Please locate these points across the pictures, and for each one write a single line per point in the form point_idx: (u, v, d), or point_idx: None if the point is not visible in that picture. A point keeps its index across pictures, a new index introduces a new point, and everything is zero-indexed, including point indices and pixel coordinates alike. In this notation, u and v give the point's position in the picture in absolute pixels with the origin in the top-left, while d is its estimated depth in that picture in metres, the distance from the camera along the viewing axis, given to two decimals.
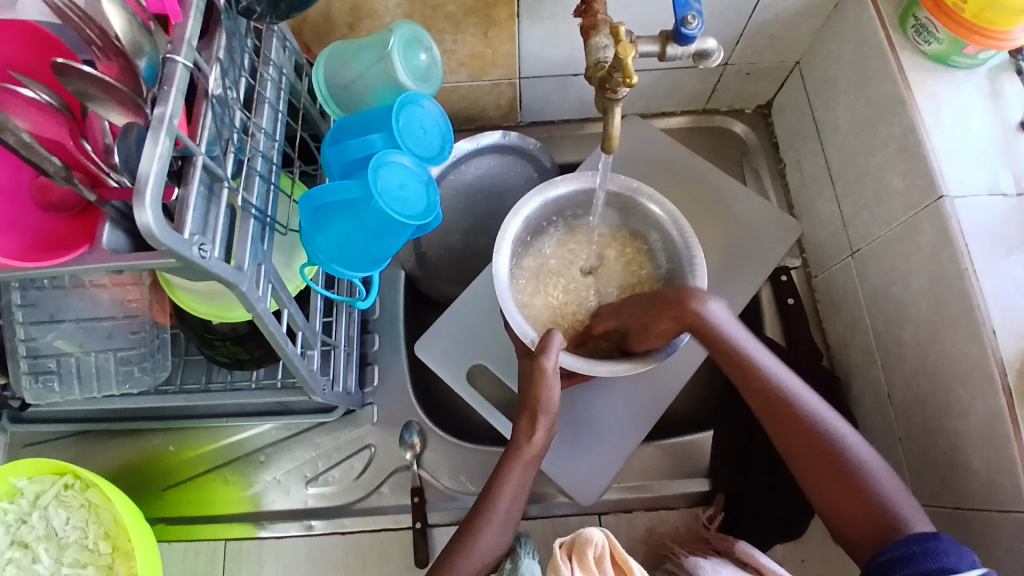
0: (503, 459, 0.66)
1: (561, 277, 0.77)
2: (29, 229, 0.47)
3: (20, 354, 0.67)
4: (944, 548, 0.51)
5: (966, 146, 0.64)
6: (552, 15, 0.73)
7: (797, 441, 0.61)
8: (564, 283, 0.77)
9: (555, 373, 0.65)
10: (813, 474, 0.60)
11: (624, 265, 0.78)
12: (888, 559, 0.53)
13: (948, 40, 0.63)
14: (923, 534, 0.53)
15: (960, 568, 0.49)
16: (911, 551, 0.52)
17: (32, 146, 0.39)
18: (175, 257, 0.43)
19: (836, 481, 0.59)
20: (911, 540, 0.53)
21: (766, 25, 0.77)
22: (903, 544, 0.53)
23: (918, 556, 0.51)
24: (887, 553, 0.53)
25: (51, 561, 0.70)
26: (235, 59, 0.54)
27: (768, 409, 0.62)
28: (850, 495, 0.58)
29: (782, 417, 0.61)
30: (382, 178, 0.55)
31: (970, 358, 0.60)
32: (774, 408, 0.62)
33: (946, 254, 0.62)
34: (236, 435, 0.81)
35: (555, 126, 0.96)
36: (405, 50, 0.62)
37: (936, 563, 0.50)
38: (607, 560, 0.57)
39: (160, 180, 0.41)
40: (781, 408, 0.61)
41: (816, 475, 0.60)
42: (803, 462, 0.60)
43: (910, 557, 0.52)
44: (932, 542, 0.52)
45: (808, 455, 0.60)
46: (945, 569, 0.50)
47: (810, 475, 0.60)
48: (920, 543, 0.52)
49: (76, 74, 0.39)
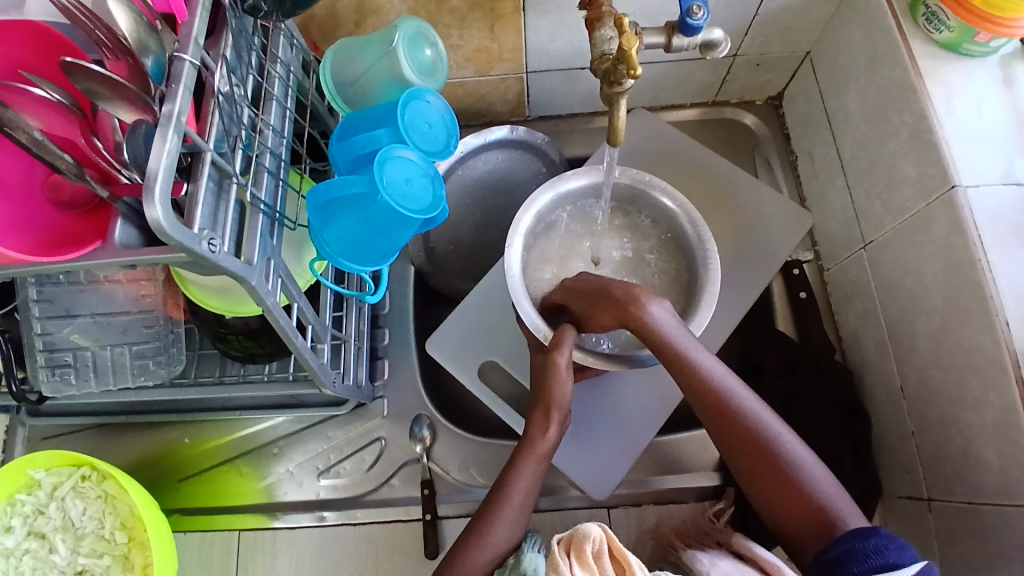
0: (515, 455, 0.68)
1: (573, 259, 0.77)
2: (42, 225, 0.48)
3: (37, 348, 0.68)
4: (886, 544, 0.50)
5: (979, 135, 0.63)
6: (557, 7, 0.72)
7: (752, 456, 0.59)
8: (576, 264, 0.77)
9: (567, 366, 0.66)
10: (760, 482, 0.59)
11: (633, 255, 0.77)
12: (831, 557, 0.52)
13: (959, 27, 0.62)
14: (862, 531, 0.52)
15: (904, 563, 0.49)
16: (855, 548, 0.51)
17: (44, 144, 0.40)
18: (184, 252, 0.44)
19: (784, 489, 0.58)
20: (852, 537, 0.52)
21: (775, 14, 0.76)
22: (845, 541, 0.52)
23: (861, 553, 0.50)
24: (833, 550, 0.52)
25: (68, 551, 0.72)
26: (241, 57, 0.54)
27: (715, 417, 0.61)
28: (798, 504, 0.57)
29: (738, 433, 0.60)
30: (387, 172, 0.55)
31: (983, 351, 0.59)
32: (721, 417, 0.61)
33: (959, 245, 0.61)
34: (250, 428, 0.83)
35: (563, 120, 0.95)
36: (411, 46, 0.62)
37: (880, 559, 0.49)
38: (605, 557, 0.58)
39: (169, 176, 0.42)
40: (728, 420, 0.60)
41: (763, 485, 0.59)
42: (758, 482, 0.59)
43: (852, 553, 0.51)
44: (872, 538, 0.51)
45: (757, 467, 0.59)
46: (890, 565, 0.49)
47: (758, 485, 0.59)
48: (861, 540, 0.51)
49: (85, 73, 0.40)
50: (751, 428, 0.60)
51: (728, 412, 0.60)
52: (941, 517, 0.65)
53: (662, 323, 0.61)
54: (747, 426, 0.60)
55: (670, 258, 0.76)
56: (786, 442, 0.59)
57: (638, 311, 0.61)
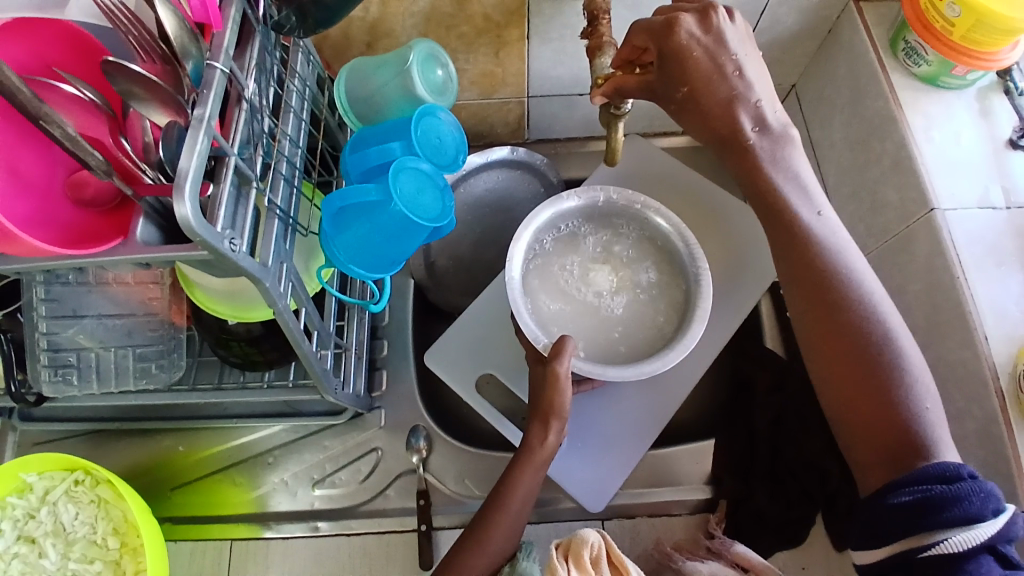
0: (512, 465, 0.67)
1: (573, 281, 0.76)
2: (64, 221, 0.50)
3: (40, 348, 0.67)
4: (970, 492, 0.51)
5: (955, 162, 0.67)
6: (561, 36, 0.77)
7: (837, 356, 0.59)
8: (576, 285, 0.76)
9: (566, 375, 0.66)
10: (844, 396, 0.58)
11: (634, 275, 0.77)
12: (904, 500, 0.52)
13: (937, 61, 0.67)
14: (946, 468, 0.52)
15: (986, 514, 0.50)
16: (941, 495, 0.51)
17: (77, 142, 0.42)
18: (207, 249, 0.46)
19: (855, 387, 0.57)
20: (930, 479, 0.52)
21: (763, 49, 0.82)
22: (922, 480, 0.52)
23: (945, 499, 0.50)
24: (911, 492, 0.52)
25: (57, 557, 0.71)
26: (265, 70, 0.57)
27: (808, 310, 0.60)
28: (864, 404, 0.57)
29: (825, 314, 0.59)
30: (400, 182, 0.57)
31: (964, 364, 0.62)
32: (823, 309, 0.59)
33: (939, 264, 0.64)
34: (245, 437, 0.83)
35: (562, 142, 0.99)
36: (424, 66, 0.65)
37: (961, 509, 0.50)
38: (602, 562, 0.61)
39: (198, 176, 0.44)
40: (833, 319, 0.59)
41: (843, 393, 0.58)
42: (842, 393, 0.58)
43: (939, 498, 0.51)
44: (962, 484, 0.51)
45: (842, 372, 0.58)
46: (974, 516, 0.49)
47: (839, 395, 0.59)
48: (946, 484, 0.51)
49: (123, 73, 0.42)
50: (855, 331, 0.58)
51: (837, 307, 0.59)
52: None
53: (773, 160, 0.60)
54: (847, 327, 0.58)
55: (672, 280, 0.77)
56: (879, 330, 0.58)
57: (745, 143, 0.60)
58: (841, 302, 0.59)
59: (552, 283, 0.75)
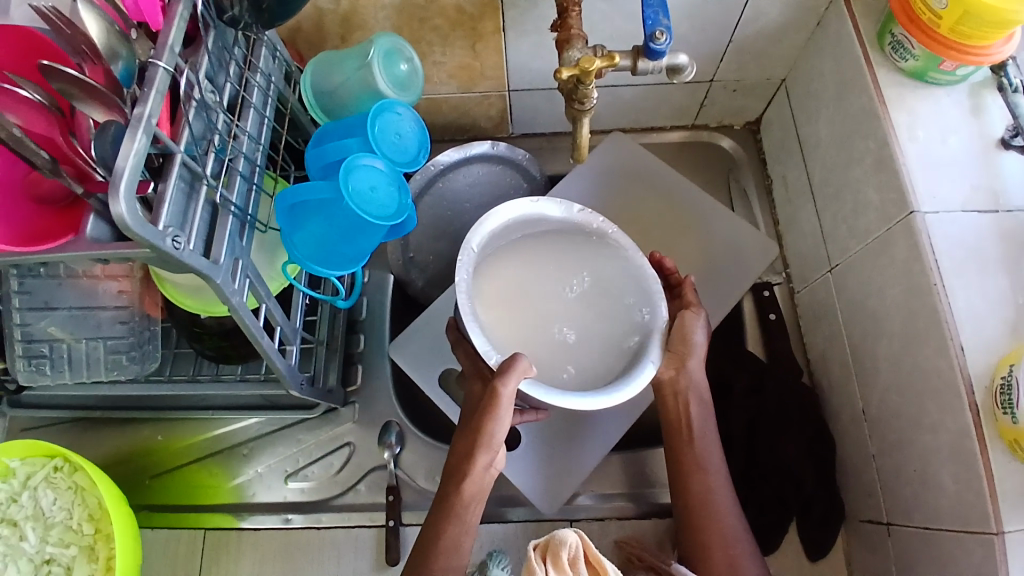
0: (434, 512, 0.65)
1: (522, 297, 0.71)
2: (22, 219, 0.51)
3: (16, 338, 0.70)
4: None
5: (941, 163, 0.64)
6: (537, 28, 0.75)
7: (681, 444, 0.71)
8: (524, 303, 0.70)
9: (508, 399, 0.60)
10: (682, 476, 0.70)
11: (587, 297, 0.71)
12: None
13: (924, 55, 0.64)
14: None
15: None
16: None
17: (22, 140, 0.42)
18: (149, 248, 0.46)
19: (709, 534, 0.66)
20: None
21: (749, 41, 0.79)
22: None
23: None
24: None
25: (36, 540, 0.73)
26: (219, 67, 0.57)
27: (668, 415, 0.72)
28: (716, 548, 0.65)
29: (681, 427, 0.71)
30: (353, 180, 0.57)
31: (940, 375, 0.59)
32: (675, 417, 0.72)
33: (917, 269, 0.62)
34: (221, 428, 0.84)
35: (546, 137, 0.98)
36: (386, 60, 0.65)
37: None
38: (581, 562, 0.58)
39: (136, 174, 0.44)
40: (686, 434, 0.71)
41: (687, 476, 0.70)
42: (677, 469, 0.71)
43: None
44: None
45: (693, 488, 0.69)
46: None
47: (683, 474, 0.70)
48: None
49: (59, 76, 0.43)
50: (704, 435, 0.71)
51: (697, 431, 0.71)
52: (901, 542, 0.66)
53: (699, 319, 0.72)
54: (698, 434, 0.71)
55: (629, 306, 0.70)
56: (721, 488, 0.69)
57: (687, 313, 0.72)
58: (703, 478, 0.69)
59: (500, 298, 0.70)
